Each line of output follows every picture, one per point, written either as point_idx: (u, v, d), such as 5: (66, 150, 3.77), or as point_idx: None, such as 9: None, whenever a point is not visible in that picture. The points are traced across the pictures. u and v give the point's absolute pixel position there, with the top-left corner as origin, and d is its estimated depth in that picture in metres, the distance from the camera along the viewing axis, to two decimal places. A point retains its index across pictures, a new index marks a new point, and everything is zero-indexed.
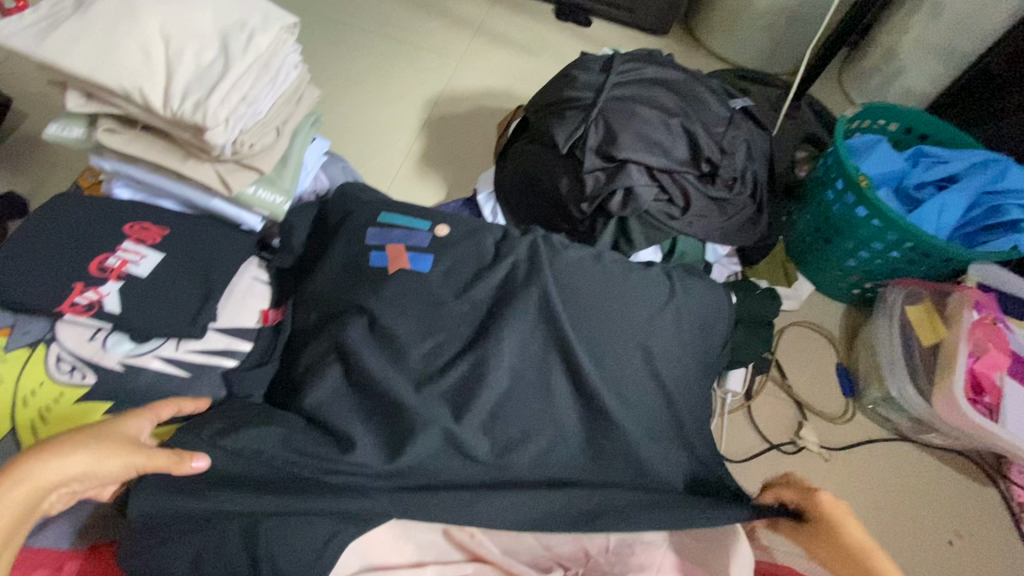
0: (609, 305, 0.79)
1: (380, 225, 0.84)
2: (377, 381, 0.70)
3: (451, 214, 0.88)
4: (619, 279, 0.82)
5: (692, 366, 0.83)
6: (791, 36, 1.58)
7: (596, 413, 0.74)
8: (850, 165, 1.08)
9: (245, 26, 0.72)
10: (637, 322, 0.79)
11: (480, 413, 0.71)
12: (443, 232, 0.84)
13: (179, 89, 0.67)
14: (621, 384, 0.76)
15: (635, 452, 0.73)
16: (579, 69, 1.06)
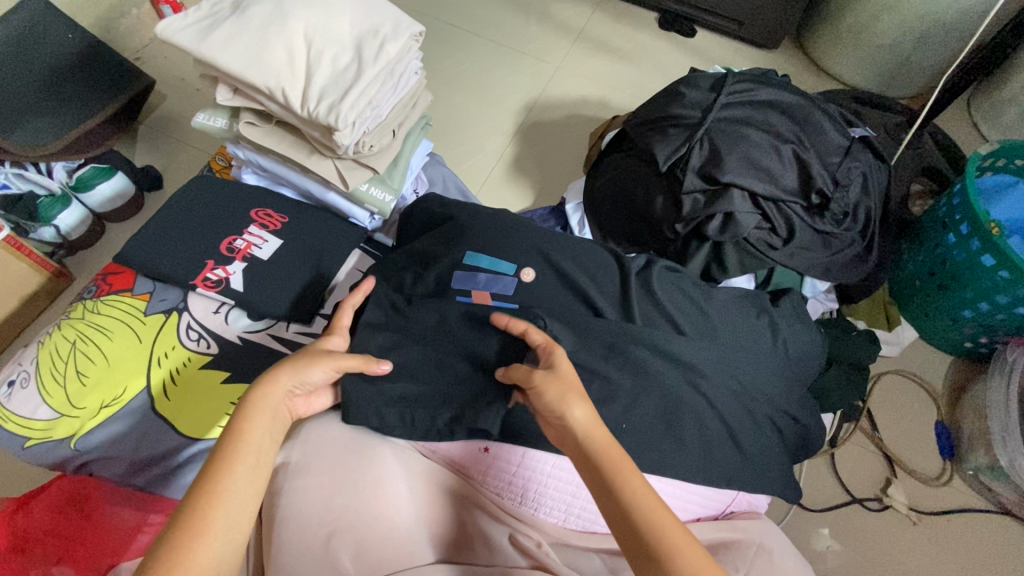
0: (696, 309, 0.81)
1: (466, 266, 0.81)
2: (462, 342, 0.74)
3: (544, 230, 0.86)
4: (705, 304, 0.82)
5: (773, 377, 0.80)
6: (917, 60, 1.47)
7: (671, 414, 0.73)
8: (979, 208, 0.99)
9: (378, 33, 0.76)
10: (726, 335, 0.80)
11: None
12: (527, 277, 0.80)
13: (315, 91, 0.71)
14: (709, 382, 0.75)
15: (706, 417, 0.74)
16: (687, 87, 1.03)
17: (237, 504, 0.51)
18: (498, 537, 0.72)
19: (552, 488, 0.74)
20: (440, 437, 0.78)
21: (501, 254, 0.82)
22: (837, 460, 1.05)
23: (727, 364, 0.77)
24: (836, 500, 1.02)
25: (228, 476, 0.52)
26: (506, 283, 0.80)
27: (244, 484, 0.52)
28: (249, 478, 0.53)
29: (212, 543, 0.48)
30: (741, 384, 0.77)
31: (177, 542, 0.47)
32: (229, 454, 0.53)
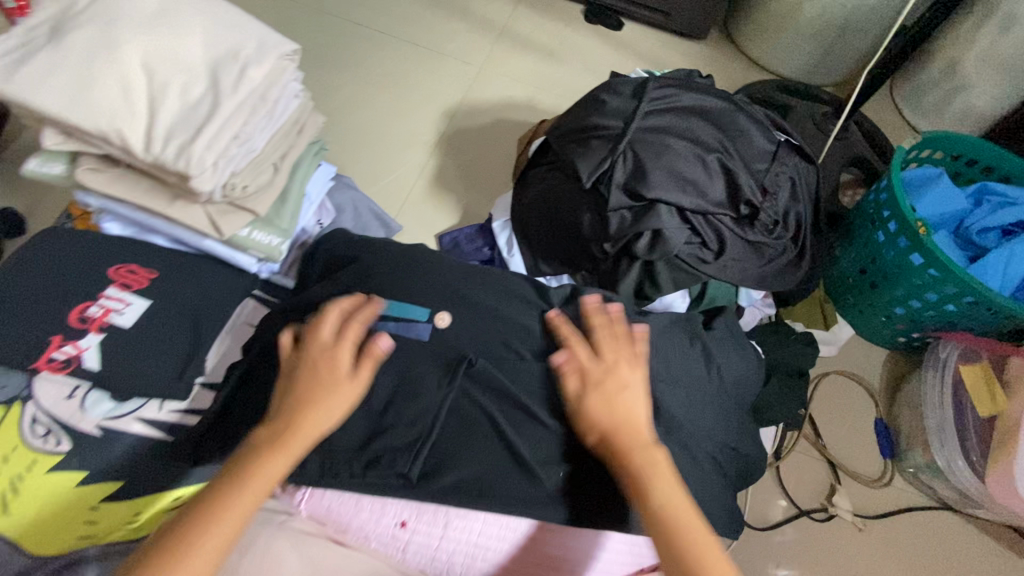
0: None
1: (372, 315, 0.70)
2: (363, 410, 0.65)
3: (460, 265, 0.77)
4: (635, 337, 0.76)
5: (709, 411, 0.76)
6: (841, 48, 1.46)
7: None
8: (905, 207, 0.97)
9: (238, 55, 0.64)
10: (659, 373, 0.74)
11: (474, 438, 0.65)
12: (443, 322, 0.69)
13: (162, 130, 0.60)
14: None
15: None
16: (608, 93, 0.97)
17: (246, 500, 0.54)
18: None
19: (479, 561, 0.65)
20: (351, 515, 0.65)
21: (411, 298, 0.72)
22: (781, 473, 1.03)
23: (662, 402, 0.71)
24: (784, 515, 1.00)
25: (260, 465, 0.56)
26: (420, 331, 0.69)
27: (269, 480, 0.56)
28: (280, 470, 0.56)
29: (230, 524, 0.53)
30: (680, 423, 0.71)
31: (199, 517, 0.53)
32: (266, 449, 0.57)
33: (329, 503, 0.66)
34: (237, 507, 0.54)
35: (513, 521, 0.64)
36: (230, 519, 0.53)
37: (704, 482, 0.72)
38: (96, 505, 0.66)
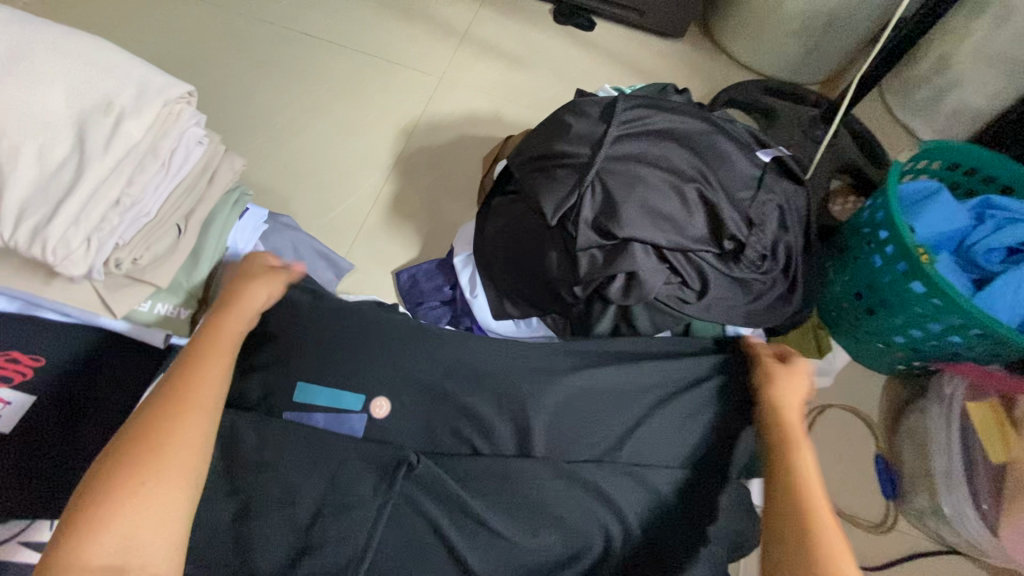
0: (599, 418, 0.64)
1: (297, 404, 0.63)
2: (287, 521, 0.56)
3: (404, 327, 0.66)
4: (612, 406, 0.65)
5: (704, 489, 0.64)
6: (827, 45, 1.36)
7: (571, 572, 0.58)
8: (903, 230, 0.88)
9: (111, 105, 0.53)
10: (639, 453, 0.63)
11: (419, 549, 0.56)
12: (378, 411, 0.63)
13: (11, 209, 0.50)
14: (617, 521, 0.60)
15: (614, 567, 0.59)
16: (573, 115, 0.86)
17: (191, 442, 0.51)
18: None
19: None
20: None
21: (344, 381, 0.64)
22: None
23: (641, 485, 0.62)
24: None
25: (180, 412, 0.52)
26: (351, 424, 0.62)
27: (215, 388, 0.56)
28: (217, 384, 0.56)
29: (192, 433, 0.52)
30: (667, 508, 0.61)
31: (151, 436, 0.50)
32: (198, 358, 0.57)
33: None
34: (191, 424, 0.52)
35: None
36: (190, 432, 0.51)
37: None
38: None
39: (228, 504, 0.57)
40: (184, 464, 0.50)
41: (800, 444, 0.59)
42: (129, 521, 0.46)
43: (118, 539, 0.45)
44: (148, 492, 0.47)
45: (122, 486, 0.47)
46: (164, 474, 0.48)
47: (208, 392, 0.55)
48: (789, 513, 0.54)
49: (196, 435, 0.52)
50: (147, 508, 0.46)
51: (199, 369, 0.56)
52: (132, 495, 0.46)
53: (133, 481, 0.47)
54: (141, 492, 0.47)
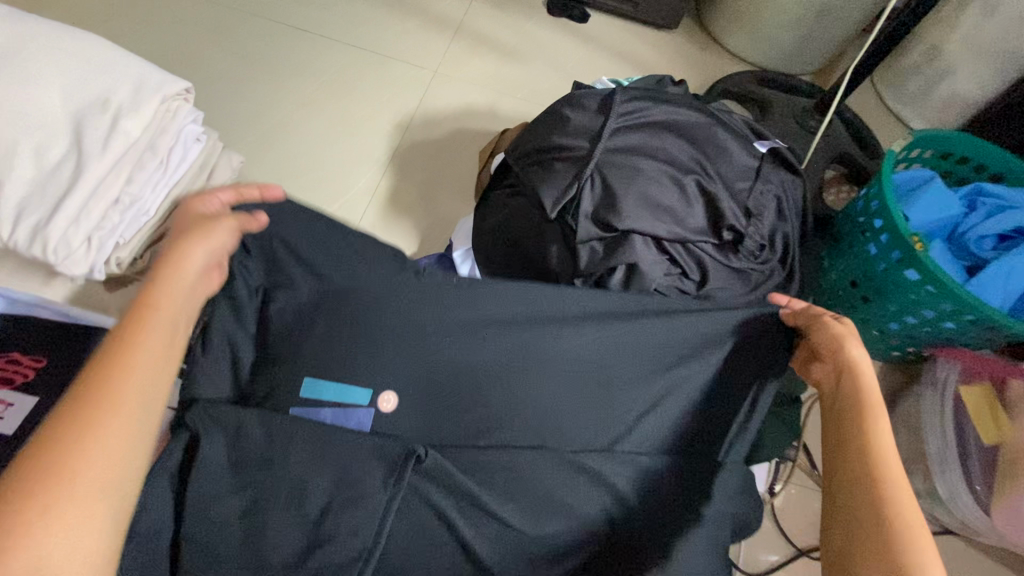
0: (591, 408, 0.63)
1: (303, 399, 0.62)
2: (300, 512, 0.56)
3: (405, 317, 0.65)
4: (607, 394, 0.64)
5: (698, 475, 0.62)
6: (820, 35, 1.37)
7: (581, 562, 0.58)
8: (898, 219, 0.89)
9: (107, 108, 0.60)
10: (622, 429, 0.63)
11: (427, 538, 0.56)
12: (387, 406, 0.62)
13: (15, 206, 0.58)
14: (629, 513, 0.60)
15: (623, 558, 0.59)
16: (571, 108, 0.86)
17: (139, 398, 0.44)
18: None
19: None
20: None
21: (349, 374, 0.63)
22: (778, 509, 0.95)
23: (647, 475, 0.62)
24: (781, 556, 0.92)
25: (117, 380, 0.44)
26: (359, 418, 0.62)
27: (149, 372, 0.46)
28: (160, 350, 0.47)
29: (121, 429, 0.42)
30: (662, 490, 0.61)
31: (62, 437, 0.40)
32: (126, 337, 0.46)
33: None
34: (118, 420, 0.42)
35: None
36: (115, 428, 0.42)
37: None
38: None
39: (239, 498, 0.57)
40: (108, 469, 0.41)
41: (878, 414, 0.53)
42: (36, 542, 0.36)
43: (24, 565, 0.36)
44: (66, 504, 0.38)
45: (23, 503, 0.37)
46: (81, 483, 0.39)
47: (138, 379, 0.44)
48: (861, 486, 0.49)
49: (125, 431, 0.42)
50: (62, 525, 0.38)
51: (124, 351, 0.45)
52: (41, 511, 0.37)
53: (43, 493, 0.38)
54: (53, 505, 0.38)
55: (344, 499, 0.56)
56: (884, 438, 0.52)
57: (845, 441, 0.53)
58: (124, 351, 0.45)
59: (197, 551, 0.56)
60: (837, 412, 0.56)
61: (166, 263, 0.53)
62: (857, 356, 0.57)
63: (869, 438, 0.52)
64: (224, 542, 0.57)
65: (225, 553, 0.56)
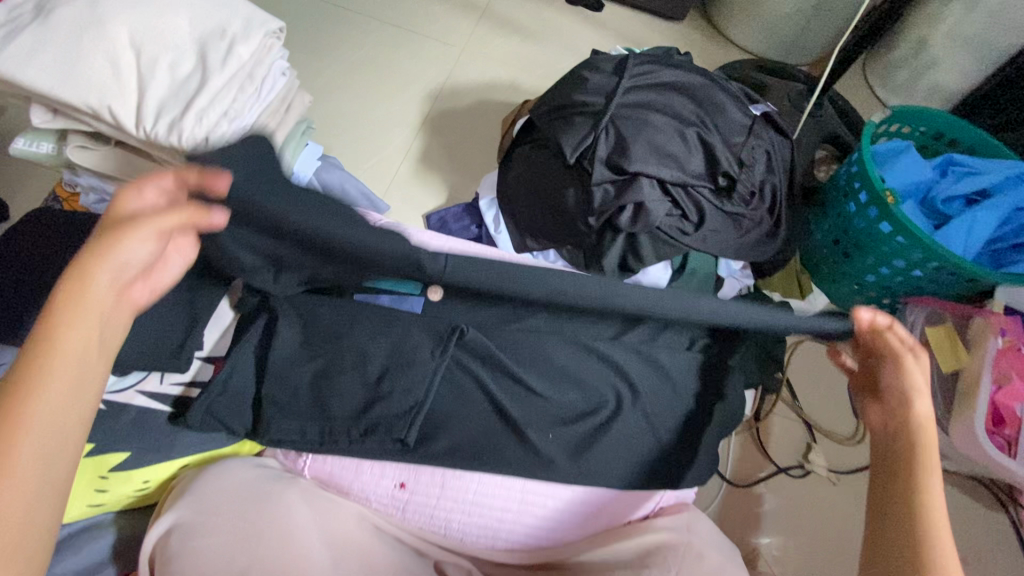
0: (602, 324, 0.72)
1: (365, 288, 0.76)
2: (361, 376, 0.68)
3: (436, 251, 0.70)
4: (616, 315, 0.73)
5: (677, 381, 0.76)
6: (815, 28, 1.49)
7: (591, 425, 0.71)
8: (875, 178, 1.01)
9: (225, 34, 0.66)
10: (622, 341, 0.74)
11: (467, 401, 0.69)
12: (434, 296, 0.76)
13: (154, 107, 0.61)
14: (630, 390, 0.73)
15: (624, 426, 0.71)
16: (589, 71, 0.99)
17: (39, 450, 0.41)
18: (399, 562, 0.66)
19: (477, 516, 0.70)
20: (354, 474, 0.70)
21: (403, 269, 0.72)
22: (760, 434, 1.08)
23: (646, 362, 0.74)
24: (763, 471, 1.05)
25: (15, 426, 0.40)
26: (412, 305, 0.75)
27: (48, 418, 0.41)
28: (70, 381, 0.43)
29: (7, 495, 0.38)
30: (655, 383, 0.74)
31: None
32: (30, 378, 0.42)
33: (332, 467, 0.71)
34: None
35: (505, 479, 0.70)
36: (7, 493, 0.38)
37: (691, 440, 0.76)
38: (107, 474, 0.65)
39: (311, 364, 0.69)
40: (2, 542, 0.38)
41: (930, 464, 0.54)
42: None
43: None
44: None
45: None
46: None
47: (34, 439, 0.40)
48: (909, 536, 0.50)
49: (18, 496, 0.39)
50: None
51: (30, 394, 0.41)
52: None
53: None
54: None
55: (399, 365, 0.68)
56: (936, 482, 0.53)
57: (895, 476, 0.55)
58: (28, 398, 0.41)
59: (275, 405, 0.68)
60: (892, 449, 0.57)
61: (63, 282, 0.45)
62: (915, 383, 0.58)
63: (922, 487, 0.53)
64: (297, 400, 0.68)
65: (298, 407, 0.68)
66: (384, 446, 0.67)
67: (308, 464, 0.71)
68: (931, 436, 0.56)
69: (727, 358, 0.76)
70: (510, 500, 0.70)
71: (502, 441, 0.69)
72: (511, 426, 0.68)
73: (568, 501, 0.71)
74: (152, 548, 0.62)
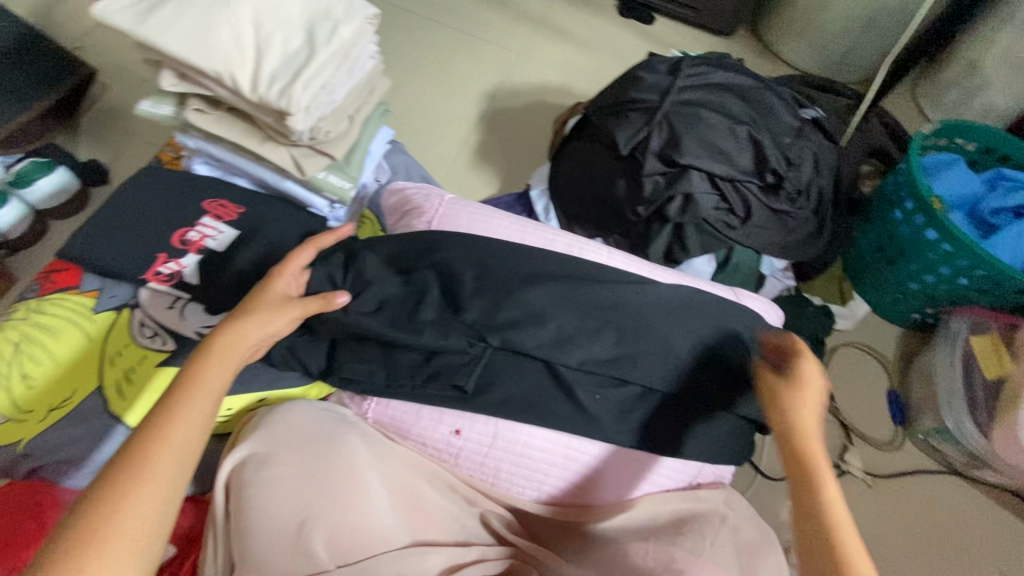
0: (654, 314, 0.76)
1: None
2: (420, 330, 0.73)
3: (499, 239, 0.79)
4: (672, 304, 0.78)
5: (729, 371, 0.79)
6: (865, 46, 1.51)
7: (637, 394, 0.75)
8: (922, 184, 1.02)
9: (331, 16, 0.74)
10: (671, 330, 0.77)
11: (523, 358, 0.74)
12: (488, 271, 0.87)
13: (267, 73, 0.69)
14: (675, 363, 0.75)
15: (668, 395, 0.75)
16: (645, 71, 1.05)
17: (177, 459, 0.49)
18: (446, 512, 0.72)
19: (524, 467, 0.75)
20: (413, 421, 0.76)
21: (468, 237, 0.79)
22: None
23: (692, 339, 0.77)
24: None
25: (169, 431, 0.50)
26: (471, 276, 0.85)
27: (194, 435, 0.51)
28: (205, 411, 0.53)
29: (154, 488, 0.47)
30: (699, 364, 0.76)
31: (117, 484, 0.46)
32: (176, 404, 0.52)
33: (393, 413, 0.77)
34: (144, 494, 0.46)
35: (554, 435, 0.74)
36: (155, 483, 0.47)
37: (732, 418, 0.79)
38: None
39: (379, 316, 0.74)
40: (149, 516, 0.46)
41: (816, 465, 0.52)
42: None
43: None
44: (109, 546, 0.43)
45: (71, 548, 0.42)
46: (127, 532, 0.44)
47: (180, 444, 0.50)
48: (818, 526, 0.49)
49: (160, 488, 0.47)
50: (104, 564, 0.42)
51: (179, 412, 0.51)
52: (78, 555, 0.42)
53: (87, 546, 0.43)
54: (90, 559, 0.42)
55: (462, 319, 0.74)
56: (830, 483, 0.51)
57: (813, 509, 0.50)
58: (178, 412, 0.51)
59: (350, 352, 0.75)
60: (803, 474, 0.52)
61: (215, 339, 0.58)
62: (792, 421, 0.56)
63: (810, 474, 0.51)
64: (367, 347, 0.75)
65: (369, 354, 0.75)
66: (445, 393, 0.74)
67: (373, 409, 0.77)
68: (809, 426, 0.55)
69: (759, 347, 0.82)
70: (557, 457, 0.74)
71: (553, 400, 0.74)
72: (563, 386, 0.74)
73: (611, 462, 0.75)
74: (229, 474, 0.68)
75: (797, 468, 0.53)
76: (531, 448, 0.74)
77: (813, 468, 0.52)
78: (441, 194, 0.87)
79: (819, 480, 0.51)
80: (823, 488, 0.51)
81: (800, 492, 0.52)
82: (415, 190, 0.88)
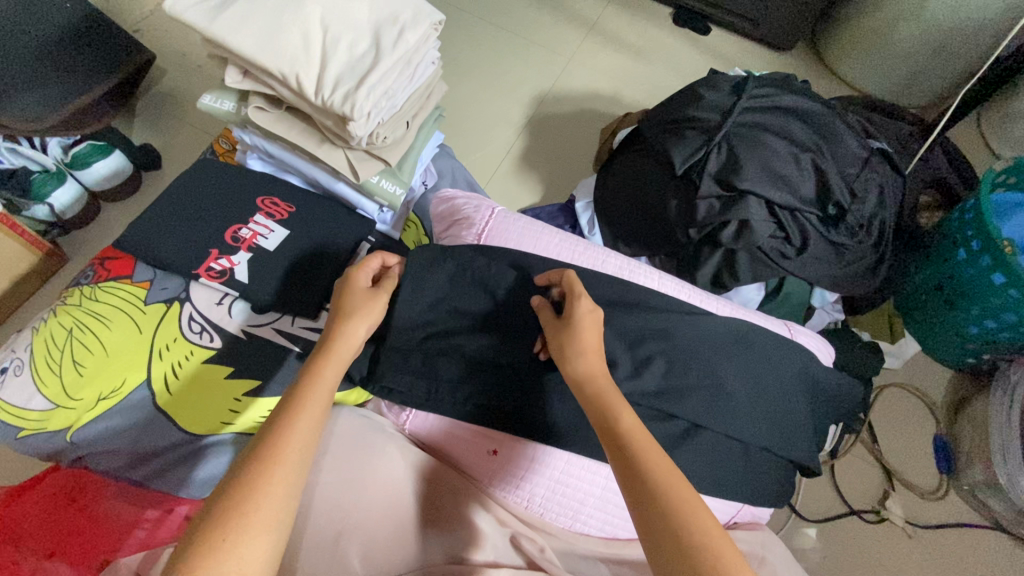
0: (702, 349, 0.74)
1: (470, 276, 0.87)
2: (465, 346, 0.73)
3: (545, 259, 0.78)
4: (724, 339, 0.76)
5: (775, 413, 0.75)
6: (932, 70, 1.44)
7: (681, 430, 0.71)
8: (993, 225, 0.96)
9: (397, 21, 0.72)
10: (721, 367, 0.74)
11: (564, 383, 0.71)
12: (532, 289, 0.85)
13: (331, 78, 0.68)
14: (722, 399, 0.73)
15: (712, 432, 0.72)
16: (706, 88, 1.01)
17: (304, 447, 0.49)
18: (488, 533, 0.68)
19: (560, 494, 0.72)
20: (446, 438, 0.75)
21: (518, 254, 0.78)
22: (836, 472, 1.08)
23: (741, 375, 0.75)
24: (835, 511, 1.05)
25: (297, 420, 0.50)
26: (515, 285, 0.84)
27: (310, 434, 0.50)
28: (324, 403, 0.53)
29: (285, 473, 0.46)
30: (747, 403, 0.74)
31: (245, 484, 0.45)
32: (300, 397, 0.51)
33: (429, 426, 0.76)
34: (279, 478, 0.46)
35: (593, 465, 0.72)
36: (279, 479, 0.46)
37: (775, 460, 0.76)
38: (239, 398, 0.71)
39: (425, 328, 0.74)
40: (276, 509, 0.45)
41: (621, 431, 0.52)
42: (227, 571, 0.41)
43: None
44: (243, 541, 0.42)
45: (212, 532, 0.42)
46: (260, 514, 0.44)
47: (301, 439, 0.49)
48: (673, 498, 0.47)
49: (289, 473, 0.47)
50: (245, 546, 0.42)
51: (304, 403, 0.51)
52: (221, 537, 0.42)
53: (229, 524, 0.42)
54: (231, 537, 0.42)
55: (506, 342, 0.73)
56: (652, 454, 0.50)
57: (684, 548, 0.44)
58: (294, 410, 0.50)
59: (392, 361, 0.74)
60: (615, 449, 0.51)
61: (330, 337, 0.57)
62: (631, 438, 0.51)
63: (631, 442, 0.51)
64: (407, 359, 0.73)
65: (411, 366, 0.74)
66: (483, 413, 0.73)
67: (409, 421, 0.76)
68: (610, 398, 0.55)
69: (807, 389, 0.80)
70: (593, 485, 0.72)
71: (591, 429, 0.71)
72: None
73: None
74: None
75: (641, 501, 0.47)
76: (565, 474, 0.72)
77: (653, 490, 0.47)
78: (491, 206, 0.85)
79: (676, 510, 0.46)
80: (694, 528, 0.45)
81: (642, 529, 0.46)
82: (464, 200, 0.87)
